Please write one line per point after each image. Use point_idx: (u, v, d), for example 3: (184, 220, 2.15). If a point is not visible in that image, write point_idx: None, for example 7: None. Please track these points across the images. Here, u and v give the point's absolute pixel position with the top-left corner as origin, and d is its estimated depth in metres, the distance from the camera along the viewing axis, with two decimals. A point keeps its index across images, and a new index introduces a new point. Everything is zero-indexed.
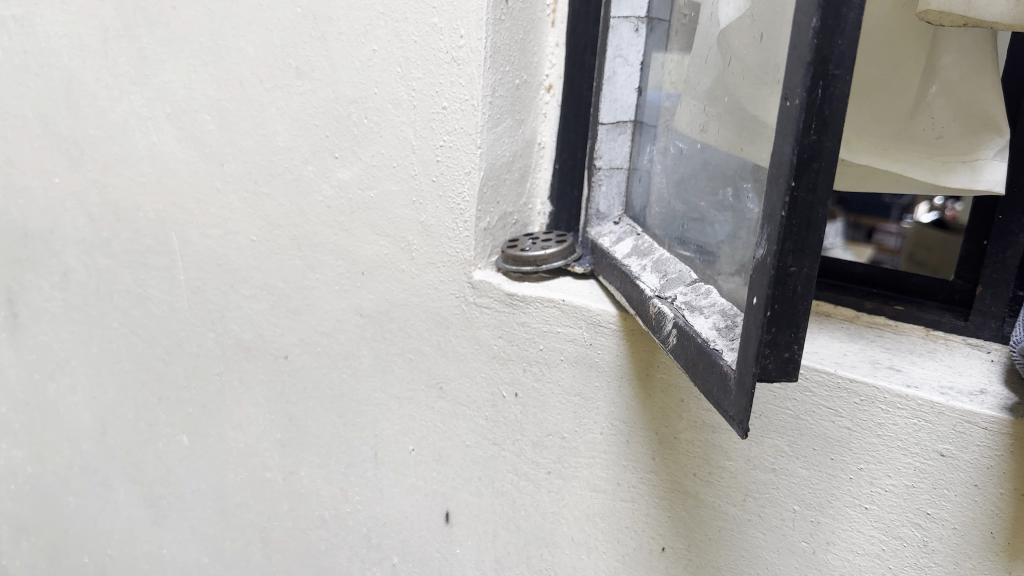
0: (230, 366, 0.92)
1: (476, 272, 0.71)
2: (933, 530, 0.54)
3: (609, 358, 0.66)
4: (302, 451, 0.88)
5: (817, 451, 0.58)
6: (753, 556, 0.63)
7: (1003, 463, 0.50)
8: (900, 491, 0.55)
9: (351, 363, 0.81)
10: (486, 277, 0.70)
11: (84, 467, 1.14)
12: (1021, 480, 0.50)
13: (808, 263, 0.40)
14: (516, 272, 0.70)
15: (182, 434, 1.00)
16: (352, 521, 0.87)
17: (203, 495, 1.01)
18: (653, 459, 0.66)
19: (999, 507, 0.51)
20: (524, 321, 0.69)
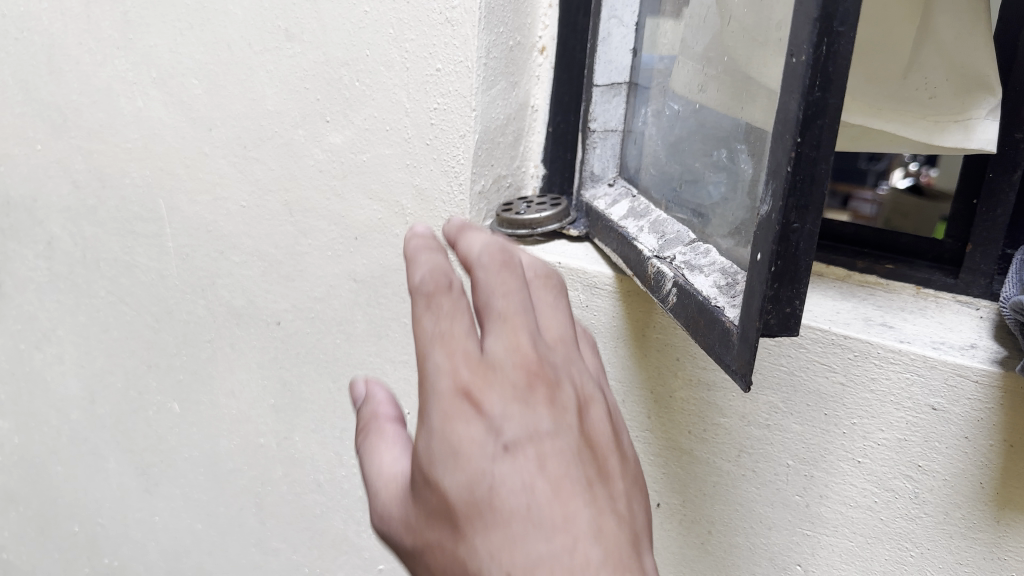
0: (221, 332, 0.91)
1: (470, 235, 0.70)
2: (924, 482, 0.56)
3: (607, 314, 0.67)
4: (296, 416, 0.89)
5: (811, 406, 0.59)
6: (747, 510, 0.64)
7: (993, 415, 0.52)
8: (892, 444, 0.56)
9: (346, 328, 0.81)
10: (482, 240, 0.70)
11: (73, 437, 1.13)
12: (1010, 431, 0.51)
13: (811, 219, 0.40)
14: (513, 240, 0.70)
15: (173, 401, 1.00)
16: (347, 485, 0.87)
17: (195, 462, 1.01)
18: (649, 417, 0.67)
19: (987, 456, 0.53)
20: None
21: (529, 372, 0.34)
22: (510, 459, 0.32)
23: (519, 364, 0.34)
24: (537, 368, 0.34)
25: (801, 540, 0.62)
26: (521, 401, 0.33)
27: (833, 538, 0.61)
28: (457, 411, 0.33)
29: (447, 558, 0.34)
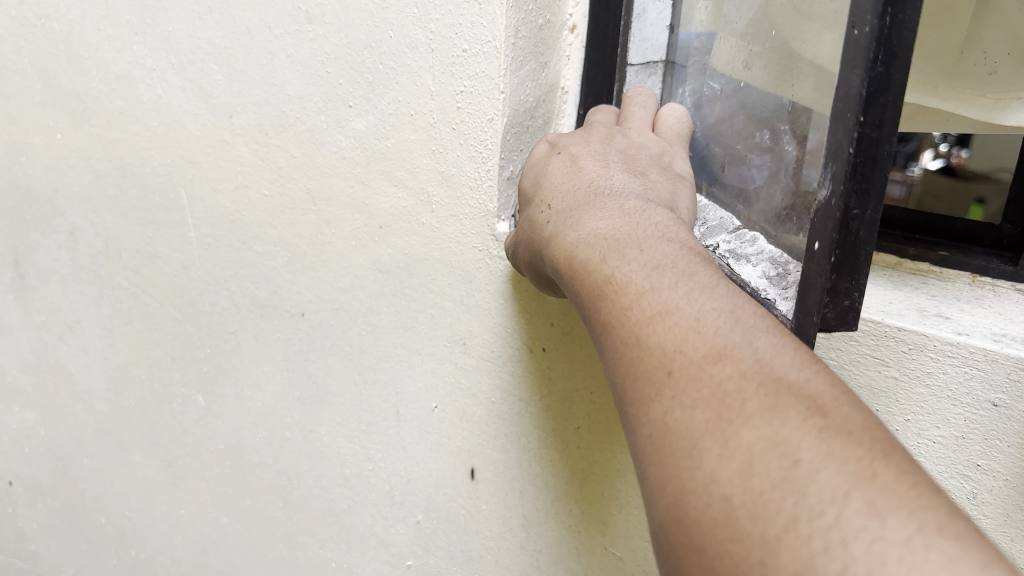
0: (245, 324, 0.90)
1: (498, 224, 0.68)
2: (983, 482, 0.53)
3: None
4: (322, 409, 0.87)
5: (861, 402, 0.55)
6: None
7: None
8: (948, 442, 0.53)
9: (371, 320, 0.79)
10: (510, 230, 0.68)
11: (99, 428, 1.12)
12: None
13: (872, 205, 0.37)
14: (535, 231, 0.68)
15: (197, 393, 0.98)
16: (375, 479, 0.85)
17: (220, 455, 0.99)
18: None
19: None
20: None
21: (589, 125, 0.59)
22: (563, 155, 0.55)
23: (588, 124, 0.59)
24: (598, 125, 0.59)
25: None
26: (580, 129, 0.59)
27: None
28: (541, 148, 0.60)
29: (522, 224, 0.57)
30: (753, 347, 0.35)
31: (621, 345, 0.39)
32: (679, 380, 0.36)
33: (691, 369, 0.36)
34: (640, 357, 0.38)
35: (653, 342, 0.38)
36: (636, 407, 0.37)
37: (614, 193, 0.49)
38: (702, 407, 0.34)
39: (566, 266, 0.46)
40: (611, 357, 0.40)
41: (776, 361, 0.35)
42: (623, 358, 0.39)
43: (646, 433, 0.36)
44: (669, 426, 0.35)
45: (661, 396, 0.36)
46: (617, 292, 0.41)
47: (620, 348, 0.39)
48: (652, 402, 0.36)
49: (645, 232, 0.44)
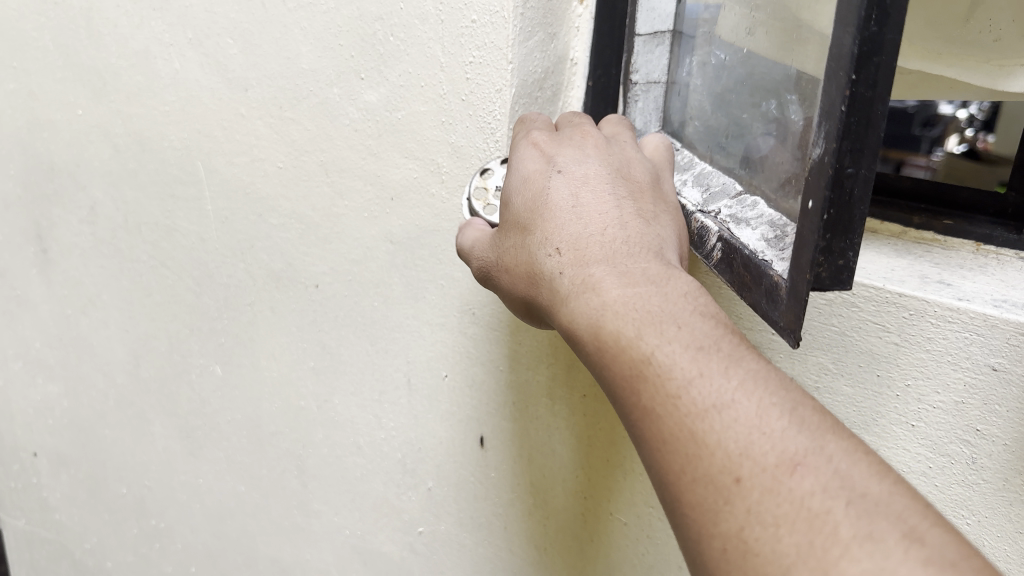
0: (261, 295, 0.91)
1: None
2: (983, 446, 0.53)
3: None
4: (336, 379, 0.88)
5: (862, 367, 0.56)
6: None
7: None
8: (949, 407, 0.54)
9: (383, 291, 0.80)
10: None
11: (120, 400, 1.15)
12: None
13: (866, 164, 0.38)
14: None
15: (215, 364, 1.00)
16: (387, 447, 0.87)
17: (237, 425, 1.01)
18: None
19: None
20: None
21: (582, 133, 0.55)
22: (562, 176, 0.51)
23: (578, 128, 0.55)
24: (588, 132, 0.55)
25: None
26: (575, 137, 0.54)
27: None
28: (528, 149, 0.54)
29: (511, 246, 0.52)
30: (826, 455, 0.35)
31: (673, 438, 0.38)
32: (754, 496, 0.35)
33: (765, 485, 0.35)
34: (702, 461, 0.37)
35: (716, 451, 0.36)
36: (700, 512, 0.37)
37: (632, 243, 0.46)
38: (790, 530, 0.34)
39: (590, 334, 0.43)
40: (658, 448, 0.39)
41: (851, 472, 0.35)
42: (678, 456, 0.38)
43: (723, 545, 0.36)
44: (754, 552, 0.35)
45: (737, 511, 0.35)
46: (664, 385, 0.39)
47: (671, 446, 0.38)
48: (726, 515, 0.36)
49: (675, 299, 0.42)
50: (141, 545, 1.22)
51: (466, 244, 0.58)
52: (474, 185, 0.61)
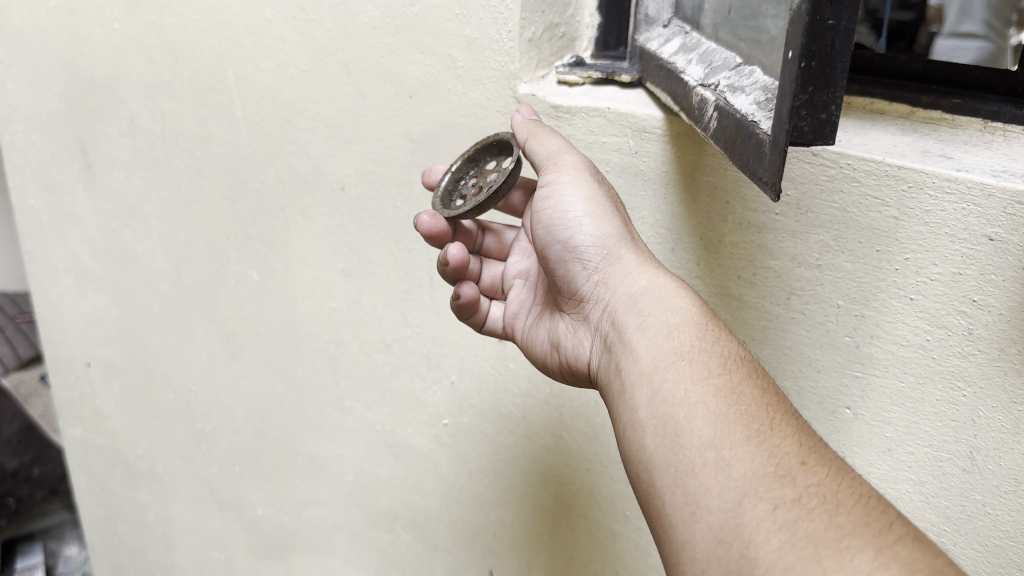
0: (292, 199, 0.94)
1: (422, 216, 0.72)
2: (980, 317, 0.54)
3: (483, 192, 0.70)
4: (364, 279, 0.91)
5: (863, 243, 0.57)
6: (796, 353, 0.63)
7: None
8: (946, 279, 0.54)
9: (405, 190, 0.83)
10: (431, 220, 0.72)
11: (164, 308, 1.20)
12: None
13: (847, 15, 0.38)
14: (451, 238, 0.74)
15: (252, 270, 1.03)
16: (413, 343, 0.90)
17: (275, 328, 1.04)
18: (699, 264, 0.66)
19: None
20: (491, 271, 0.79)
21: None
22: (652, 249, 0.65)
23: None
24: None
25: (851, 383, 0.61)
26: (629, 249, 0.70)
27: (883, 379, 0.60)
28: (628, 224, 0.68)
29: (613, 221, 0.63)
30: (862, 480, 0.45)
31: (750, 417, 0.48)
32: (817, 478, 0.44)
33: (826, 476, 0.44)
34: (775, 444, 0.46)
35: (791, 441, 0.46)
36: (763, 476, 0.44)
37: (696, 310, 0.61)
38: (846, 510, 0.42)
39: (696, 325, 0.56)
40: (732, 423, 0.47)
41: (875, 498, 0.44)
42: (753, 435, 0.46)
43: (771, 503, 0.43)
44: (807, 513, 0.42)
45: (797, 484, 0.43)
46: (759, 389, 0.50)
47: (750, 425, 0.47)
48: (783, 483, 0.43)
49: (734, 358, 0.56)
50: (188, 448, 1.28)
51: (549, 141, 0.64)
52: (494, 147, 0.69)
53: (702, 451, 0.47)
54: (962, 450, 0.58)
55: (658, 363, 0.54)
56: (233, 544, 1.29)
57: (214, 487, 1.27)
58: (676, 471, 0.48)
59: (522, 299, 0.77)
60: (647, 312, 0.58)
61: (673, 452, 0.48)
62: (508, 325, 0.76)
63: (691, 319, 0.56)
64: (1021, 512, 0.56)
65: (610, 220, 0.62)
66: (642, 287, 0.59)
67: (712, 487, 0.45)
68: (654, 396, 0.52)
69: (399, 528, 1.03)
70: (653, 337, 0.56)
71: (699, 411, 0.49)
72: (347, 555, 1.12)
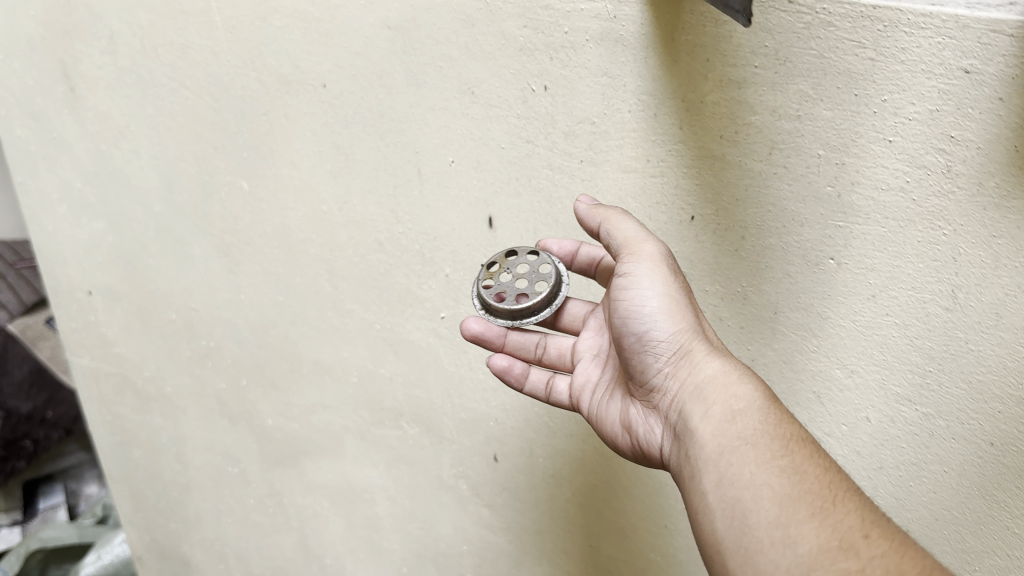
0: (274, 103, 0.92)
1: (468, 320, 0.80)
2: (958, 153, 0.55)
3: (547, 289, 0.75)
4: (353, 179, 0.90)
5: (841, 89, 0.57)
6: (779, 211, 0.64)
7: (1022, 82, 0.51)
8: (923, 117, 0.55)
9: (386, 83, 0.81)
10: (476, 324, 0.79)
11: (160, 227, 1.20)
12: None
13: None
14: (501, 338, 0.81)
15: (243, 179, 1.02)
16: (405, 241, 0.90)
17: (269, 238, 1.04)
18: (681, 128, 0.66)
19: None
20: (559, 344, 0.82)
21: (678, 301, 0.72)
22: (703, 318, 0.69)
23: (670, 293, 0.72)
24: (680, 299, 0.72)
25: (834, 233, 0.62)
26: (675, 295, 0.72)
27: (865, 226, 0.61)
28: None
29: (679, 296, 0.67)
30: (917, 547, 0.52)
31: (816, 502, 0.54)
32: (879, 551, 0.51)
33: (886, 551, 0.51)
34: (837, 521, 0.53)
35: (852, 518, 0.53)
36: (831, 555, 0.51)
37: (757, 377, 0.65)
38: None
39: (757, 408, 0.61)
40: (796, 502, 0.55)
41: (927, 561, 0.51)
42: (817, 512, 0.54)
43: None
44: None
45: (861, 556, 0.51)
46: (819, 467, 0.57)
47: (815, 502, 0.54)
48: (849, 556, 0.51)
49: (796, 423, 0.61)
50: (195, 366, 1.29)
51: (625, 227, 0.68)
52: (482, 278, 0.79)
53: (771, 529, 0.54)
54: (944, 289, 0.59)
55: (722, 448, 0.60)
56: (246, 456, 1.32)
57: (224, 402, 1.29)
58: (745, 549, 0.55)
59: (590, 373, 0.79)
60: (709, 401, 0.63)
61: (742, 532, 0.55)
62: (574, 396, 0.79)
63: (753, 403, 0.61)
64: (1004, 346, 0.58)
65: (681, 315, 0.66)
66: (707, 377, 0.64)
67: (781, 564, 0.52)
68: (722, 482, 0.58)
69: (405, 424, 1.05)
70: (718, 423, 0.62)
71: (765, 492, 0.56)
72: (356, 456, 1.14)
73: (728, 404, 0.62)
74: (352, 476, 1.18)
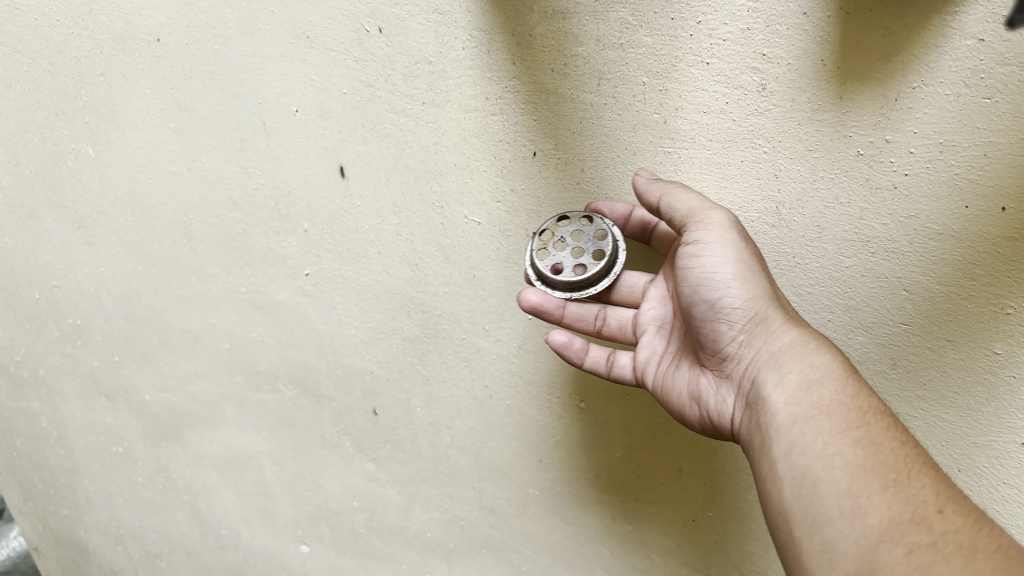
0: (109, 62, 0.87)
1: (525, 293, 0.71)
2: (770, 71, 0.56)
3: (605, 259, 0.68)
4: (198, 136, 0.87)
5: (658, 14, 0.57)
6: (613, 140, 0.65)
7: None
8: (736, 37, 0.56)
9: (220, 33, 0.78)
10: (536, 297, 0.71)
11: (11, 203, 1.10)
12: (847, 54, 0.54)
13: None
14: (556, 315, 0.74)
15: (88, 146, 0.97)
16: (259, 198, 0.88)
17: (123, 205, 1.00)
18: (513, 63, 0.65)
19: (848, 57, 0.54)
20: (619, 316, 0.76)
21: None
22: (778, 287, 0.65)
23: None
24: None
25: (664, 159, 0.64)
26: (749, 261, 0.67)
27: (691, 150, 0.62)
28: None
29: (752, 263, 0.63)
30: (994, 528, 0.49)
31: (893, 476, 0.53)
32: (953, 525, 0.49)
33: (961, 525, 0.49)
34: (912, 496, 0.51)
35: (928, 491, 0.51)
36: (903, 527, 0.50)
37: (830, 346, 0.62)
38: (982, 556, 0.47)
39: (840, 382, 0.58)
40: (869, 474, 0.53)
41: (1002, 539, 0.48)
42: (891, 484, 0.52)
43: (905, 549, 0.48)
44: (940, 556, 0.47)
45: (933, 530, 0.49)
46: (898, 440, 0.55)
47: (889, 475, 0.53)
48: (919, 530, 0.49)
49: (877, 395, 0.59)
50: (65, 346, 1.24)
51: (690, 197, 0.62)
52: (534, 245, 0.71)
53: (841, 499, 0.53)
54: (769, 207, 0.62)
55: (797, 418, 0.58)
56: (129, 433, 1.28)
57: (99, 380, 1.24)
58: (813, 519, 0.54)
59: (654, 346, 0.74)
60: (785, 369, 0.61)
61: (810, 501, 0.54)
62: (637, 370, 0.74)
63: (830, 374, 0.59)
64: (827, 258, 0.62)
65: (756, 282, 0.62)
66: (784, 346, 0.61)
67: (849, 534, 0.51)
68: (794, 453, 0.57)
69: (283, 386, 1.04)
70: (794, 394, 0.59)
71: (838, 462, 0.54)
72: (239, 422, 1.12)
73: (810, 373, 0.60)
74: (236, 444, 1.15)
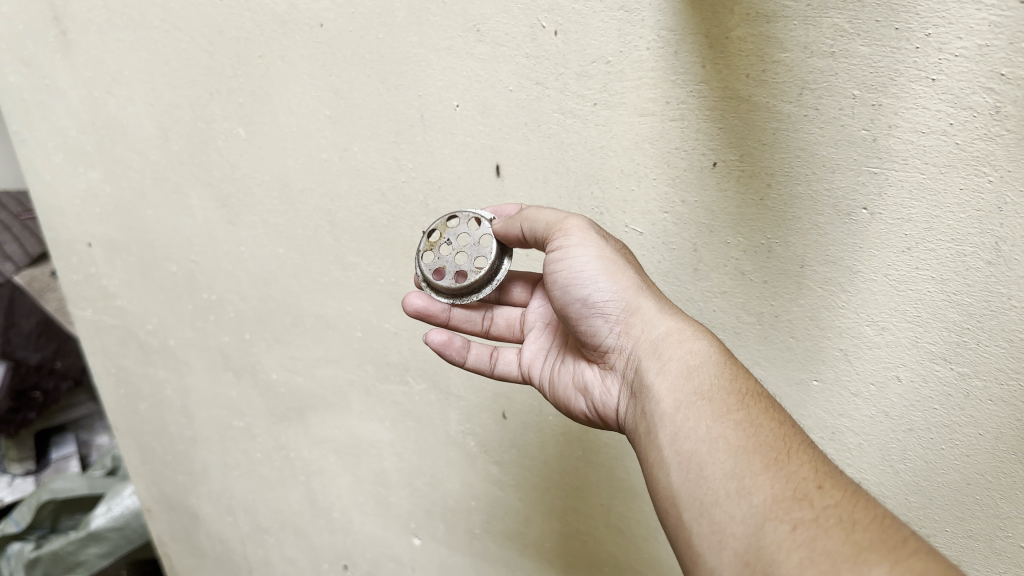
0: (269, 44, 0.87)
1: (409, 296, 0.79)
2: (1008, 92, 0.51)
3: (488, 270, 0.76)
4: (352, 125, 0.86)
5: (881, 23, 0.53)
6: (809, 156, 0.60)
7: None
8: (971, 53, 0.52)
9: (387, 23, 0.76)
10: (418, 300, 0.79)
11: (157, 177, 1.11)
12: None
13: None
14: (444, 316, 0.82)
15: (239, 127, 0.97)
16: (408, 191, 0.86)
17: (268, 187, 1.00)
18: (704, 67, 0.61)
19: None
20: (507, 315, 0.83)
21: None
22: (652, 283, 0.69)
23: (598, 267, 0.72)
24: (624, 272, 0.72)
25: (867, 180, 0.59)
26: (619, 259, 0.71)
27: (902, 173, 0.57)
28: None
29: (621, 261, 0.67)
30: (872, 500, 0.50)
31: (772, 454, 0.53)
32: (834, 500, 0.49)
33: (840, 500, 0.50)
34: (791, 473, 0.52)
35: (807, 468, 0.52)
36: (785, 503, 0.50)
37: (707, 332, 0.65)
38: (861, 527, 0.47)
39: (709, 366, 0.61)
40: (750, 455, 0.54)
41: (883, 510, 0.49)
42: (771, 464, 0.53)
43: (790, 526, 0.48)
44: (824, 530, 0.47)
45: (814, 506, 0.49)
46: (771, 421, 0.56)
47: (769, 454, 0.53)
48: (802, 506, 0.49)
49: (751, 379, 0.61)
50: (197, 319, 1.26)
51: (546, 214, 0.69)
52: (422, 245, 0.79)
53: (725, 481, 0.53)
54: (986, 242, 0.56)
55: (678, 403, 0.59)
56: (251, 409, 1.30)
57: (227, 355, 1.26)
58: (700, 504, 0.54)
59: (539, 342, 0.80)
60: (664, 356, 0.63)
61: (697, 484, 0.54)
62: (523, 367, 0.80)
63: (708, 358, 0.61)
64: None
65: (625, 274, 0.65)
66: (661, 333, 0.63)
67: (737, 514, 0.51)
68: (678, 439, 0.57)
69: (412, 379, 1.02)
70: (676, 379, 0.61)
71: (719, 445, 0.55)
72: (363, 411, 1.12)
73: (686, 360, 0.61)
74: (357, 431, 1.15)
